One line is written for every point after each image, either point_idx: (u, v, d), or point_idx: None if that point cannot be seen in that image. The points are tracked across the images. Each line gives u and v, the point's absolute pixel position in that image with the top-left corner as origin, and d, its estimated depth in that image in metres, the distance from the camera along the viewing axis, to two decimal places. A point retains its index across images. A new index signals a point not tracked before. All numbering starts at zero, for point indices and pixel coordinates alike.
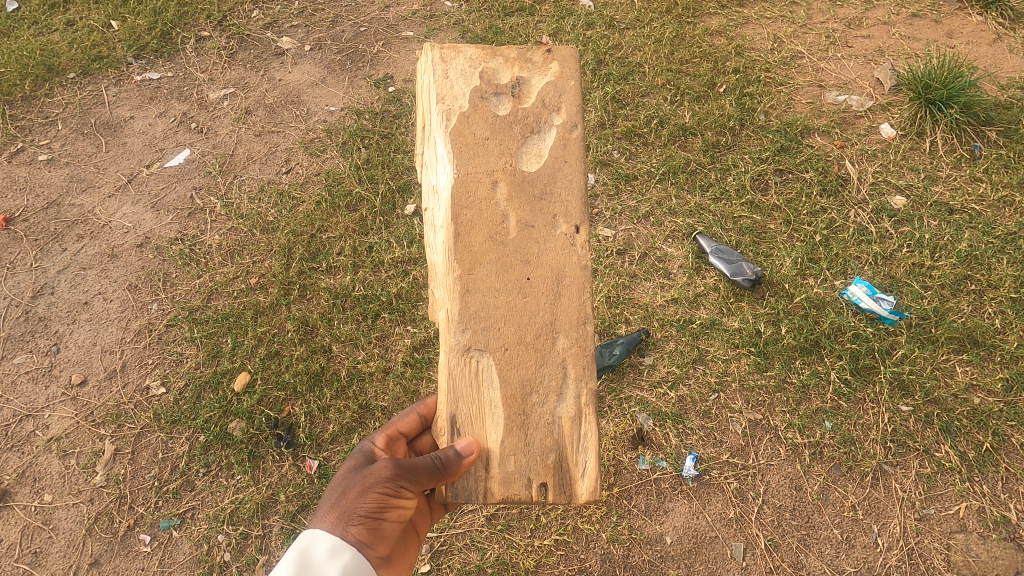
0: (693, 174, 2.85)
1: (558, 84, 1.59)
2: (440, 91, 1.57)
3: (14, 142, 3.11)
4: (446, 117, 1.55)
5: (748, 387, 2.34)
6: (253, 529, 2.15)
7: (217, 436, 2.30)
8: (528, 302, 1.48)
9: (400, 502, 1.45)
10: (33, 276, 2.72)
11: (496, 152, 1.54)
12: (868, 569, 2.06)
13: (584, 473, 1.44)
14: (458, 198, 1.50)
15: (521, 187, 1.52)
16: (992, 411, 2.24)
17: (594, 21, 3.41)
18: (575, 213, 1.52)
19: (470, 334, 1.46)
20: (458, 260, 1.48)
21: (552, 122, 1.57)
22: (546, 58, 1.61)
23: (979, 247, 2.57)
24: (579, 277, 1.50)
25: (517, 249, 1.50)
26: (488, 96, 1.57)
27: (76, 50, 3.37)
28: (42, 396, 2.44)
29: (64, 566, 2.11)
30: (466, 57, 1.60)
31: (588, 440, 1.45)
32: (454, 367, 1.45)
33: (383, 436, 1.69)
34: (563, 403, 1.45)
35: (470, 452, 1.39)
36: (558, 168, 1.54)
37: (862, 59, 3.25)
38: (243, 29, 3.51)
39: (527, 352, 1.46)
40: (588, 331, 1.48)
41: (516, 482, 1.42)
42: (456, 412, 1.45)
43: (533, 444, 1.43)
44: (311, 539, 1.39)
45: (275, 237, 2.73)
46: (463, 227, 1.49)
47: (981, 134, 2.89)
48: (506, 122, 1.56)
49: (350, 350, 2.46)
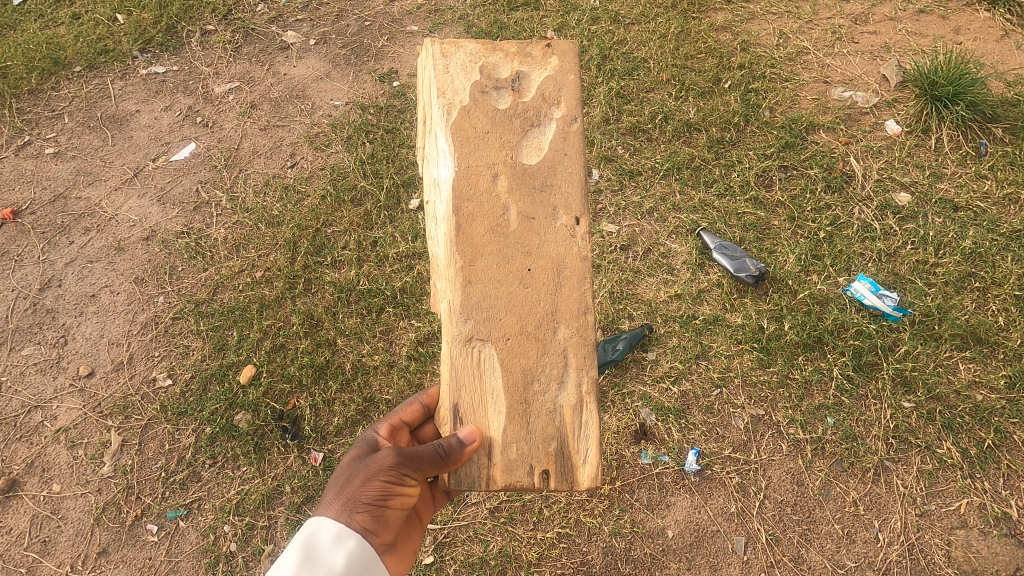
0: (697, 170, 2.85)
1: (558, 78, 1.61)
2: (441, 85, 1.58)
3: (21, 135, 3.13)
4: (447, 112, 1.56)
5: (750, 383, 2.35)
6: (258, 520, 2.17)
7: (223, 428, 2.32)
8: (529, 292, 1.49)
9: (403, 490, 1.46)
10: (40, 268, 2.74)
11: (496, 146, 1.55)
12: (869, 564, 2.08)
13: (585, 460, 1.45)
14: (459, 191, 1.51)
15: (521, 179, 1.53)
16: (995, 408, 2.25)
17: (599, 16, 3.41)
18: (575, 204, 1.54)
19: (472, 324, 1.47)
20: (459, 252, 1.49)
21: (552, 116, 1.58)
22: (546, 52, 1.63)
23: (984, 245, 2.57)
24: (579, 268, 1.51)
25: (518, 240, 1.51)
26: (488, 90, 1.58)
27: (82, 44, 3.39)
28: (50, 387, 2.46)
29: (72, 555, 2.14)
30: (466, 52, 1.61)
31: (589, 427, 1.46)
32: (457, 358, 1.46)
33: (386, 425, 1.70)
34: (565, 391, 1.47)
35: (473, 440, 1.40)
36: (558, 161, 1.55)
37: (868, 55, 3.24)
38: (248, 23, 3.52)
39: (528, 342, 1.47)
40: (589, 320, 1.49)
41: (518, 470, 1.42)
42: (458, 401, 1.46)
43: (535, 432, 1.44)
44: (317, 526, 1.40)
45: (280, 231, 2.75)
46: (465, 219, 1.50)
47: (987, 131, 2.89)
48: (506, 116, 1.57)
49: (355, 343, 2.48)
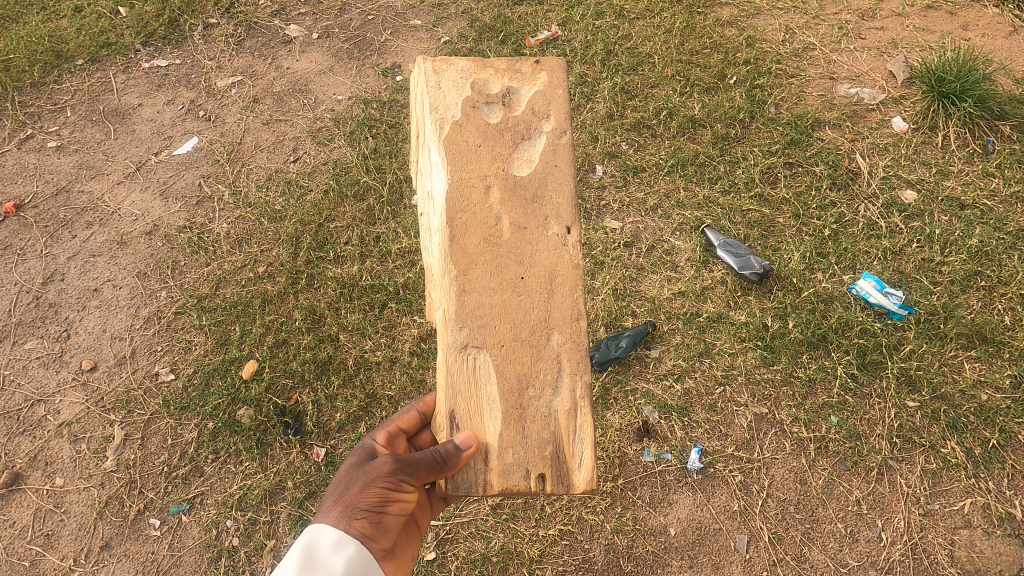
0: (702, 166, 2.84)
1: (547, 93, 1.61)
2: (433, 101, 1.58)
3: (23, 129, 3.13)
4: (440, 126, 1.56)
5: (754, 381, 2.34)
6: (261, 515, 2.17)
7: (225, 423, 2.32)
8: (522, 300, 1.48)
9: (402, 496, 1.46)
10: (43, 262, 2.74)
11: (488, 158, 1.55)
12: (872, 563, 2.07)
13: (581, 463, 1.44)
14: (453, 201, 1.51)
15: (513, 190, 1.53)
16: (999, 408, 2.24)
17: (604, 11, 3.38)
18: (566, 214, 1.54)
19: (467, 332, 1.46)
20: (454, 261, 1.49)
21: (542, 130, 1.58)
22: (535, 68, 1.63)
23: (990, 243, 2.55)
24: (572, 275, 1.51)
25: (511, 250, 1.50)
26: (480, 105, 1.59)
27: (84, 37, 3.37)
28: (53, 381, 2.46)
29: (75, 549, 2.14)
30: (458, 68, 1.61)
31: (584, 431, 1.45)
32: (452, 366, 1.46)
33: (383, 432, 1.69)
34: (559, 396, 1.46)
35: (469, 445, 1.39)
36: (549, 172, 1.55)
37: (875, 51, 3.21)
38: (251, 17, 3.50)
39: (523, 348, 1.46)
40: (582, 326, 1.49)
41: (515, 474, 1.42)
42: (454, 407, 1.45)
43: (531, 436, 1.44)
44: (316, 532, 1.40)
45: (283, 226, 2.74)
46: (458, 230, 1.50)
47: (994, 129, 2.86)
48: (497, 130, 1.57)
49: (357, 340, 2.48)
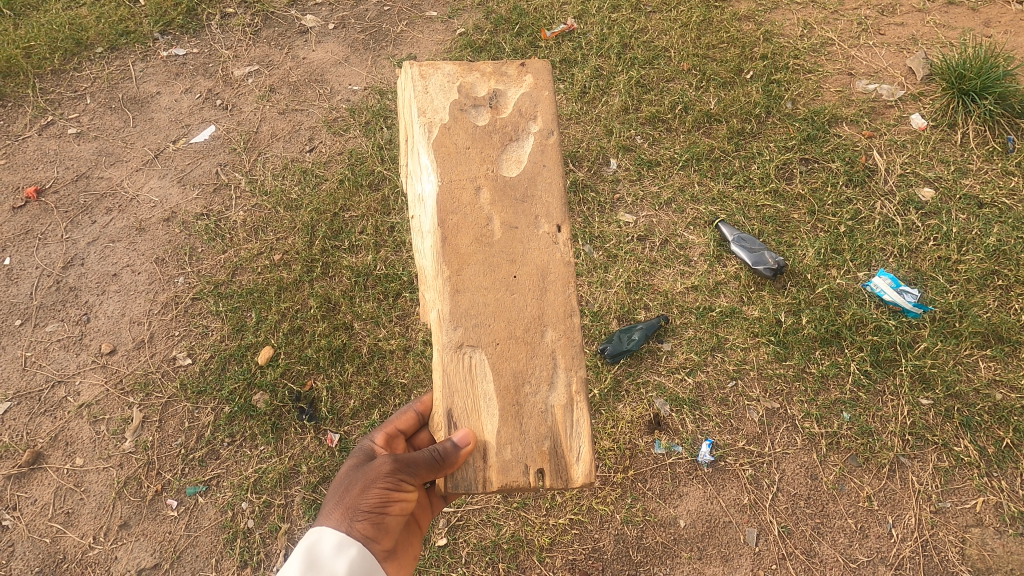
0: (716, 161, 2.83)
1: (533, 95, 1.65)
2: (421, 105, 1.61)
3: (44, 115, 3.17)
4: (428, 130, 1.59)
5: (766, 376, 2.35)
6: (276, 498, 2.21)
7: (242, 408, 2.35)
8: (515, 299, 1.50)
9: (402, 496, 1.48)
10: (64, 247, 2.78)
11: (478, 160, 1.57)
12: (881, 559, 2.08)
13: (579, 457, 1.45)
14: (444, 203, 1.53)
15: (503, 191, 1.56)
16: (1015, 407, 2.22)
17: (620, 4, 3.37)
18: (556, 213, 1.56)
19: (462, 331, 1.48)
20: (447, 262, 1.50)
21: (529, 131, 1.62)
22: (520, 71, 1.67)
23: (1009, 242, 2.52)
24: (563, 273, 1.53)
25: (503, 249, 1.52)
26: (467, 108, 1.62)
27: (104, 25, 3.40)
28: (73, 363, 2.50)
29: (95, 527, 2.19)
30: (444, 73, 1.65)
31: (580, 426, 1.47)
32: (447, 365, 1.47)
33: (382, 433, 1.70)
34: (555, 392, 1.47)
35: (468, 443, 1.41)
36: (537, 172, 1.58)
37: (894, 47, 3.19)
38: (268, 6, 3.52)
39: (517, 346, 1.48)
40: (575, 322, 1.51)
41: (514, 470, 1.43)
42: (452, 406, 1.46)
43: (528, 432, 1.45)
44: (318, 536, 1.43)
45: (298, 215, 2.76)
46: (451, 231, 1.52)
47: (1015, 126, 2.84)
48: (485, 132, 1.60)
49: (371, 328, 2.50)
